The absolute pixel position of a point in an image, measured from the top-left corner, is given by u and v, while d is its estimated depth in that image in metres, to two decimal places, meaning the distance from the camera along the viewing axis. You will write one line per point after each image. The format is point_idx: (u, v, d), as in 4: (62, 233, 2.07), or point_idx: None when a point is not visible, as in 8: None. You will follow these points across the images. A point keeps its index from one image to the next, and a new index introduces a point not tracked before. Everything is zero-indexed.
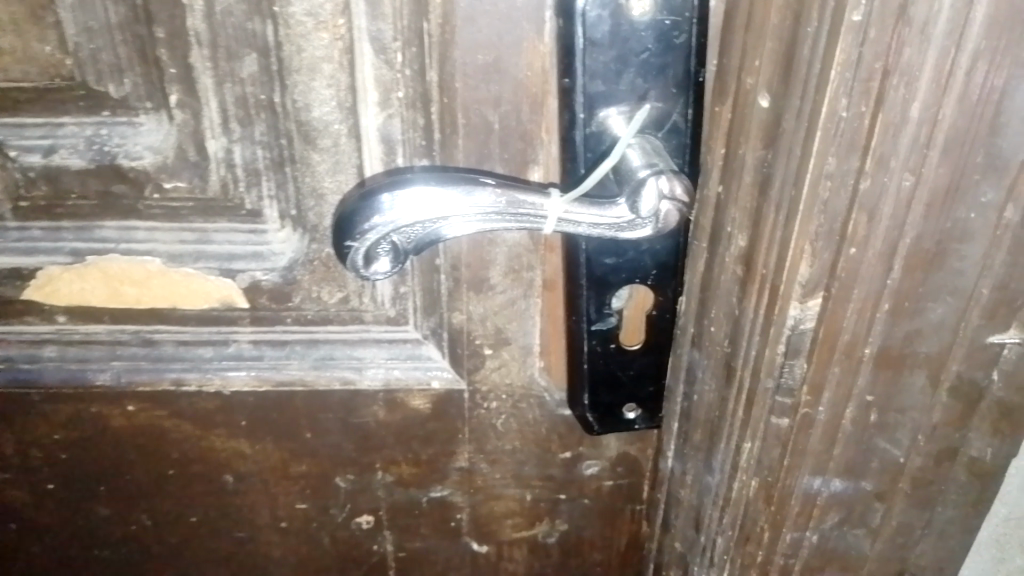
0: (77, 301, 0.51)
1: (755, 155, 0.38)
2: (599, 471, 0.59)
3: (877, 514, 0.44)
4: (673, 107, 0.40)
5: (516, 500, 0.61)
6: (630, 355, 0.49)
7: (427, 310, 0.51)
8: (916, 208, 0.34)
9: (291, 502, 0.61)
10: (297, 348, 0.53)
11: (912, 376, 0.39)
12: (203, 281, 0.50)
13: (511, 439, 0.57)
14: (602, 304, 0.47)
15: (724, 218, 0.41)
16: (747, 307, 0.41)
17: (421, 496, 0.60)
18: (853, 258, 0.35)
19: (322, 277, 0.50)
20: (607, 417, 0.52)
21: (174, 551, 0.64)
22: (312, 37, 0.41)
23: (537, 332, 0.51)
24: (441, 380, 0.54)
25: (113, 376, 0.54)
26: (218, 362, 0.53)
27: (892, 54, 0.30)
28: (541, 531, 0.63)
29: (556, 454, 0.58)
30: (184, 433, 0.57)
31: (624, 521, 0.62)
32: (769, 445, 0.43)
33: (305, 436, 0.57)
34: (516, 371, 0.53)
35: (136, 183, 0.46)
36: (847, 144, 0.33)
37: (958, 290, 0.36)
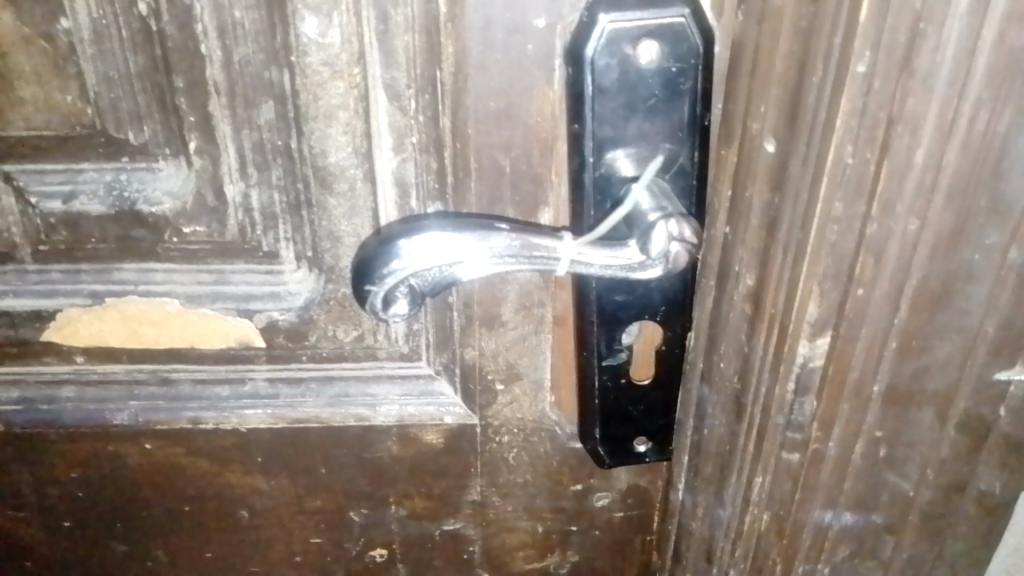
0: (96, 341, 0.52)
1: (762, 198, 0.39)
2: (609, 502, 0.59)
3: (887, 546, 0.45)
4: (679, 150, 0.41)
5: (528, 532, 0.61)
6: (641, 391, 0.50)
7: (439, 347, 0.52)
8: (921, 250, 0.35)
9: (305, 537, 0.62)
10: (311, 385, 0.54)
11: (920, 411, 0.39)
12: (220, 321, 0.51)
13: (523, 472, 0.58)
14: (613, 340, 0.48)
15: (732, 257, 0.42)
16: (756, 344, 0.42)
17: (434, 529, 0.61)
18: (861, 298, 0.36)
19: (337, 317, 0.51)
20: (618, 450, 0.52)
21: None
22: (328, 85, 0.42)
23: (549, 367, 0.52)
24: (454, 414, 0.55)
25: (131, 416, 0.55)
26: (235, 400, 0.54)
27: (895, 103, 0.31)
28: (552, 563, 0.63)
29: (567, 487, 0.58)
30: (199, 470, 0.58)
31: (635, 552, 0.62)
32: (780, 479, 0.43)
33: (319, 470, 0.58)
34: (527, 406, 0.54)
35: (155, 227, 0.47)
36: (853, 190, 0.34)
37: (964, 328, 0.37)
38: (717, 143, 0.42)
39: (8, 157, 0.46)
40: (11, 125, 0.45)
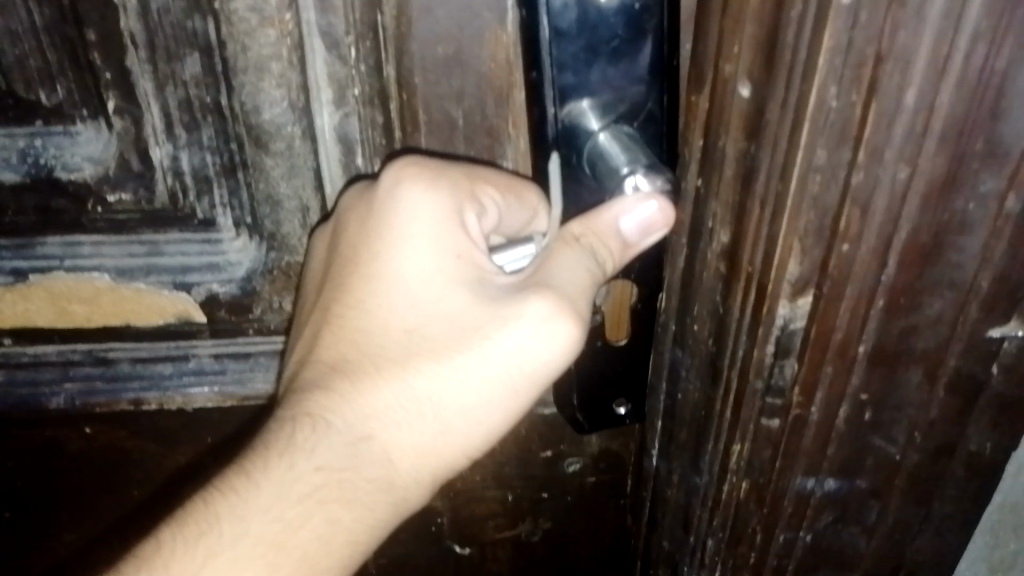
0: (25, 318, 0.49)
1: (736, 147, 0.36)
2: (580, 467, 0.56)
3: (873, 511, 0.43)
4: (648, 95, 0.37)
5: (496, 500, 0.59)
6: (615, 355, 0.46)
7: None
8: (911, 201, 0.32)
9: None
10: (260, 360, 0.51)
11: (908, 372, 0.37)
12: (157, 294, 0.48)
13: (490, 442, 0.55)
14: None
15: (705, 213, 0.39)
16: (732, 306, 0.39)
17: (400, 501, 0.59)
18: (847, 254, 0.33)
19: (281, 285, 0.48)
20: (596, 415, 0.48)
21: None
22: (257, 34, 0.39)
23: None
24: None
25: (69, 399, 0.52)
26: (179, 377, 0.51)
27: (884, 39, 0.28)
28: (523, 530, 0.61)
29: (535, 454, 0.56)
30: (148, 453, 0.56)
31: (609, 515, 0.60)
32: (759, 447, 0.41)
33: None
34: None
35: (76, 196, 0.44)
36: (837, 136, 0.31)
37: (956, 283, 0.34)
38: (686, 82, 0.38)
39: None
40: None
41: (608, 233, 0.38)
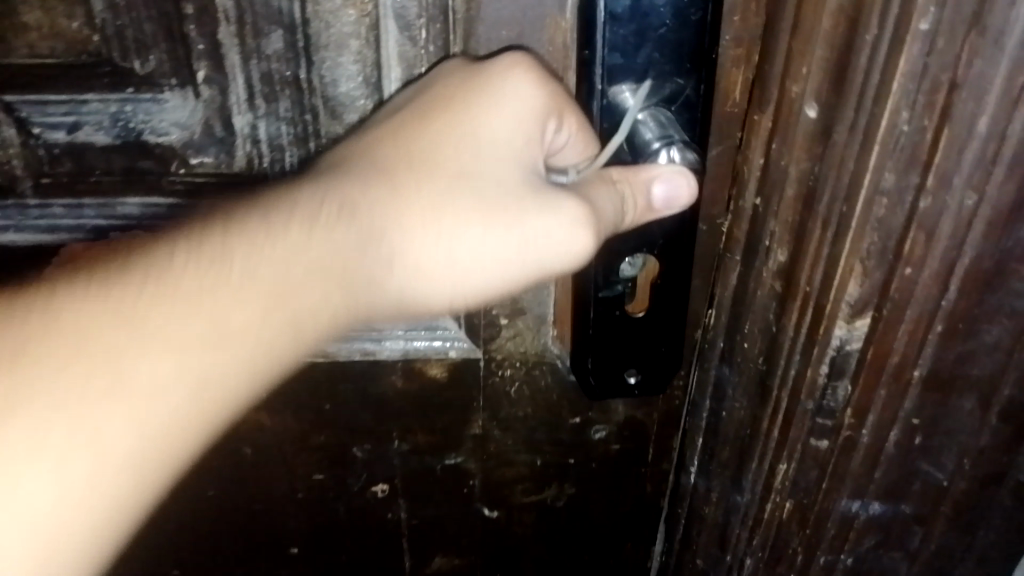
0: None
1: (798, 167, 0.36)
2: (606, 436, 0.56)
3: (915, 536, 0.43)
4: (686, 82, 0.38)
5: (527, 465, 0.58)
6: (634, 324, 0.45)
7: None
8: (976, 227, 0.32)
9: (308, 473, 0.59)
10: None
11: (961, 398, 0.37)
12: None
13: (525, 406, 0.55)
14: (611, 270, 0.44)
15: (762, 231, 0.39)
16: (786, 325, 0.39)
17: (433, 463, 0.59)
18: (908, 277, 0.33)
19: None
20: (607, 381, 0.48)
21: (192, 530, 0.62)
22: (340, 13, 0.40)
23: (551, 293, 0.49)
24: (458, 347, 0.52)
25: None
26: None
27: (961, 65, 0.28)
28: (550, 495, 0.60)
29: (564, 420, 0.55)
30: None
31: (632, 486, 0.59)
32: (806, 466, 0.41)
33: (325, 406, 0.55)
34: (530, 339, 0.51)
35: (161, 159, 0.45)
36: (906, 160, 0.31)
37: (1016, 311, 0.34)
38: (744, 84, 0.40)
39: (9, 85, 0.43)
40: (13, 52, 0.41)
41: (642, 191, 0.39)
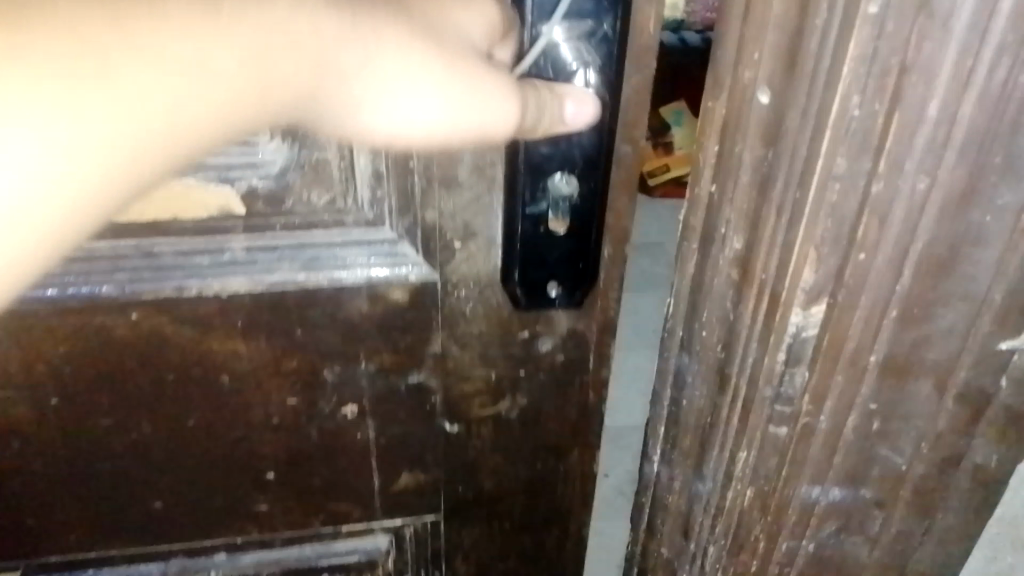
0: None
1: (752, 154, 0.36)
2: (553, 346, 0.53)
3: (876, 521, 0.43)
4: (601, 19, 0.39)
5: (482, 378, 0.54)
6: (558, 239, 0.46)
7: (400, 210, 0.47)
8: (928, 212, 0.32)
9: (283, 396, 0.55)
10: (286, 254, 0.48)
11: (917, 382, 0.37)
12: (201, 190, 0.46)
13: (479, 323, 0.52)
14: (536, 185, 0.44)
15: (718, 218, 0.39)
16: (743, 312, 0.39)
17: (397, 383, 0.54)
18: (862, 263, 0.33)
19: (311, 180, 0.46)
20: (532, 296, 0.50)
21: (160, 460, 0.57)
22: None
23: (489, 213, 0.47)
24: (417, 271, 0.49)
25: (114, 291, 0.49)
26: (216, 269, 0.49)
27: (909, 49, 0.28)
28: (503, 409, 0.56)
29: (513, 336, 0.52)
30: (178, 346, 0.52)
31: (577, 391, 0.55)
32: (765, 454, 0.41)
33: (294, 331, 0.52)
34: (483, 261, 0.49)
35: None
36: (858, 145, 0.31)
37: (970, 296, 0.34)
38: (657, 20, 0.40)
39: None
40: None
41: (549, 107, 0.40)
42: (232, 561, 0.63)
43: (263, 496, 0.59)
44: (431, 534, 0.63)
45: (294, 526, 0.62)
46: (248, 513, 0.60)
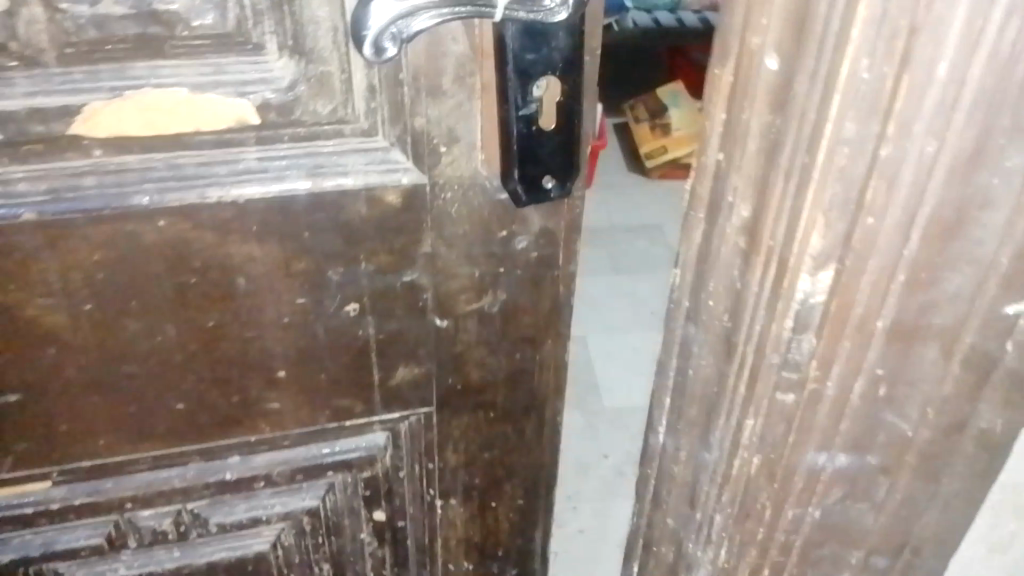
0: (116, 132, 0.43)
1: (760, 120, 0.36)
2: (530, 243, 0.52)
3: (882, 487, 0.43)
4: None
5: (467, 275, 0.52)
6: (547, 136, 0.46)
7: (391, 120, 0.45)
8: (937, 175, 0.32)
9: (289, 297, 0.51)
10: (288, 164, 0.46)
11: (924, 347, 0.37)
12: (211, 101, 0.43)
13: (464, 223, 0.50)
14: (523, 85, 0.44)
15: (725, 187, 0.39)
16: (751, 279, 0.39)
17: (391, 283, 0.51)
18: (871, 228, 0.33)
19: (316, 91, 0.44)
20: (533, 190, 0.48)
21: (177, 365, 0.52)
22: None
23: (474, 113, 0.46)
24: (411, 174, 0.47)
25: (145, 202, 0.45)
26: (231, 179, 0.45)
27: (920, 10, 0.28)
28: (487, 303, 0.54)
29: (494, 235, 0.51)
30: (205, 248, 0.48)
31: (550, 286, 0.54)
32: (773, 422, 0.41)
33: (301, 235, 0.48)
34: (463, 164, 0.48)
35: (169, 24, 0.40)
36: (867, 108, 0.31)
37: (976, 259, 0.34)
38: None
39: None
40: None
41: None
42: (245, 463, 0.59)
43: (274, 393, 0.55)
44: (425, 427, 0.60)
45: (305, 423, 0.57)
46: (259, 413, 0.56)
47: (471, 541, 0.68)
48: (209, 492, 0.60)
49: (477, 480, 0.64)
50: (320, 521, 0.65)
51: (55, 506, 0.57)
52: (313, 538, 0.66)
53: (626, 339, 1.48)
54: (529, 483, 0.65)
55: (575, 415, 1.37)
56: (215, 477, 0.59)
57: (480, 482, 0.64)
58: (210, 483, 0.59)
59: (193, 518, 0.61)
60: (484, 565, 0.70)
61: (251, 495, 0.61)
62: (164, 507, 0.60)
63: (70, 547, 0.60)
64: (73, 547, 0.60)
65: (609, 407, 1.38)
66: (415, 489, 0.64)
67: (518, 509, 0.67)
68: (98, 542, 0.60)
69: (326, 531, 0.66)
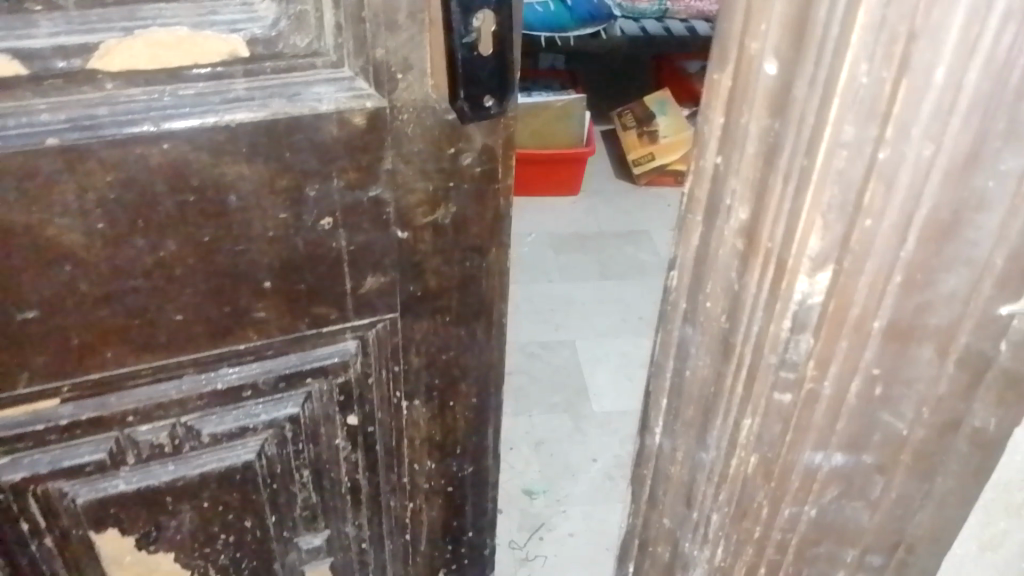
0: (127, 66, 0.48)
1: (759, 125, 0.36)
2: (475, 160, 0.59)
3: (877, 486, 0.44)
4: None
5: (422, 189, 0.59)
6: (484, 60, 0.53)
7: (356, 53, 0.51)
8: (933, 177, 0.33)
9: (273, 209, 0.56)
10: (269, 92, 0.51)
11: (919, 347, 0.38)
12: (207, 37, 0.48)
13: (418, 142, 0.56)
14: (465, 17, 0.50)
15: (724, 190, 0.39)
16: (749, 280, 0.40)
17: (359, 197, 0.57)
18: (869, 229, 0.34)
19: (295, 29, 0.49)
20: (475, 110, 0.55)
21: (175, 277, 0.56)
22: None
23: (423, 46, 0.52)
24: (375, 98, 0.53)
25: (151, 128, 0.50)
26: (220, 107, 0.50)
27: (919, 15, 0.29)
28: (439, 216, 0.61)
29: (443, 152, 0.57)
30: (201, 165, 0.52)
31: (492, 197, 0.61)
32: (770, 421, 0.42)
33: (283, 155, 0.53)
34: (417, 87, 0.54)
35: None
36: (866, 112, 0.32)
37: (972, 261, 0.35)
38: None
39: None
40: None
41: None
42: (237, 374, 0.63)
43: (262, 302, 0.60)
44: (391, 332, 0.66)
45: (288, 329, 0.62)
46: (249, 322, 0.61)
47: (432, 440, 0.75)
48: (201, 402, 0.64)
49: (436, 380, 0.71)
50: (300, 428, 0.69)
51: (63, 422, 0.60)
52: (294, 446, 0.70)
53: (616, 344, 1.52)
54: (481, 382, 0.73)
55: (565, 420, 1.38)
56: (207, 387, 0.63)
57: (439, 384, 0.71)
58: (204, 392, 0.63)
59: (187, 431, 0.65)
60: (444, 463, 0.77)
61: (239, 403, 0.65)
62: (160, 419, 0.64)
63: (76, 463, 0.63)
64: (79, 464, 0.63)
65: (600, 413, 1.39)
66: (382, 393, 0.70)
67: (472, 410, 0.74)
68: (100, 457, 0.63)
69: (306, 439, 0.70)
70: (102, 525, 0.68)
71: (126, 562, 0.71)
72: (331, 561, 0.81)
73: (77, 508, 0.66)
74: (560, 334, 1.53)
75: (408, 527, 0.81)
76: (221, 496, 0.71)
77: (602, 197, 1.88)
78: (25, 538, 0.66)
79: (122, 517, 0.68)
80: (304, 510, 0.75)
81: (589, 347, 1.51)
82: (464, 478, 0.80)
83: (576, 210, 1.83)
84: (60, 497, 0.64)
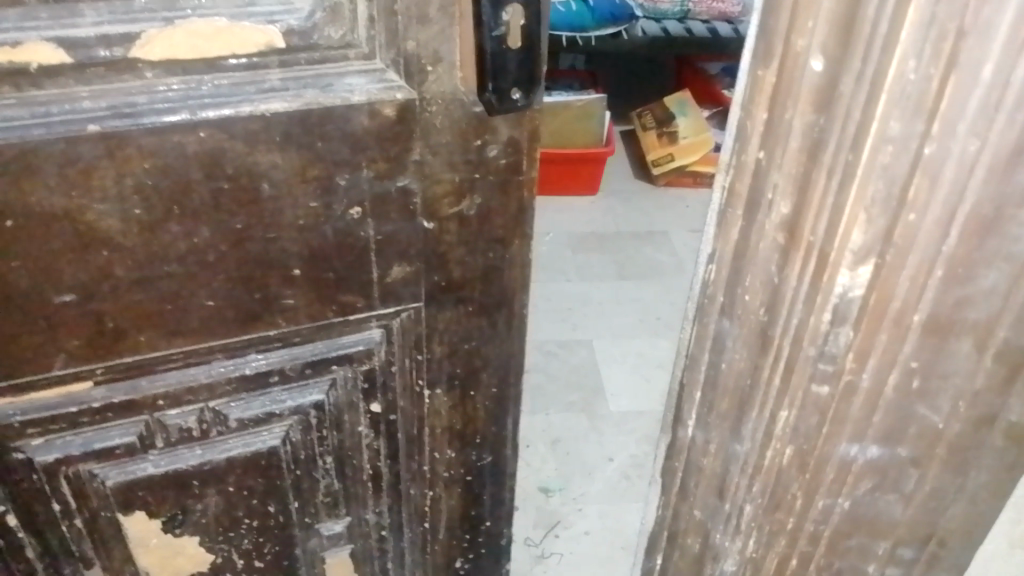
0: (167, 55, 0.48)
1: (803, 120, 0.36)
2: (501, 152, 0.59)
3: (911, 478, 0.44)
4: None
5: (450, 181, 0.59)
6: (512, 53, 0.54)
7: (387, 44, 0.52)
8: (977, 174, 0.33)
9: (305, 200, 0.56)
10: (303, 83, 0.52)
11: (957, 341, 0.38)
12: (244, 27, 0.49)
13: (446, 134, 0.56)
14: (495, 10, 0.51)
15: (765, 184, 0.40)
16: (789, 275, 0.40)
17: (387, 187, 0.58)
18: (913, 223, 0.35)
19: (329, 20, 0.50)
20: (503, 104, 0.56)
21: (210, 264, 0.57)
22: None
23: (452, 39, 0.52)
24: (405, 90, 0.54)
25: (188, 116, 0.50)
26: (255, 97, 0.51)
27: (969, 13, 0.30)
28: (464, 207, 0.61)
29: (470, 143, 0.58)
30: (234, 154, 0.53)
31: (516, 189, 0.62)
32: (807, 413, 0.43)
33: (315, 144, 0.54)
34: (446, 78, 0.54)
35: None
36: (912, 108, 0.32)
37: (1012, 257, 0.35)
38: None
39: None
40: None
41: None
42: (264, 361, 0.64)
43: (291, 290, 0.60)
44: (416, 322, 0.66)
45: (316, 317, 0.63)
46: (278, 310, 0.61)
47: (453, 428, 0.76)
48: (229, 387, 0.65)
49: (457, 369, 0.71)
50: (325, 417, 0.70)
51: (95, 405, 0.61)
52: (318, 432, 0.71)
53: (634, 345, 1.52)
54: (501, 372, 0.73)
55: (582, 418, 1.39)
56: (236, 372, 0.64)
57: (460, 373, 0.72)
58: (231, 378, 0.64)
59: (215, 415, 0.66)
60: (465, 452, 0.78)
61: (265, 390, 0.66)
62: (189, 405, 0.64)
63: (105, 446, 0.64)
64: (109, 447, 0.64)
65: (616, 412, 1.40)
66: (405, 382, 0.70)
67: (491, 399, 0.75)
68: (130, 440, 0.64)
69: (330, 426, 0.71)
70: (129, 507, 0.69)
71: (152, 545, 0.73)
72: (351, 548, 0.82)
73: (105, 490, 0.67)
74: (578, 333, 1.53)
75: (427, 515, 0.82)
76: (246, 480, 0.72)
77: (621, 198, 1.88)
78: (56, 518, 0.67)
79: (150, 500, 0.69)
80: (326, 496, 0.76)
81: (606, 347, 1.51)
82: (483, 467, 0.80)
83: (596, 210, 1.84)
84: (91, 479, 0.66)
